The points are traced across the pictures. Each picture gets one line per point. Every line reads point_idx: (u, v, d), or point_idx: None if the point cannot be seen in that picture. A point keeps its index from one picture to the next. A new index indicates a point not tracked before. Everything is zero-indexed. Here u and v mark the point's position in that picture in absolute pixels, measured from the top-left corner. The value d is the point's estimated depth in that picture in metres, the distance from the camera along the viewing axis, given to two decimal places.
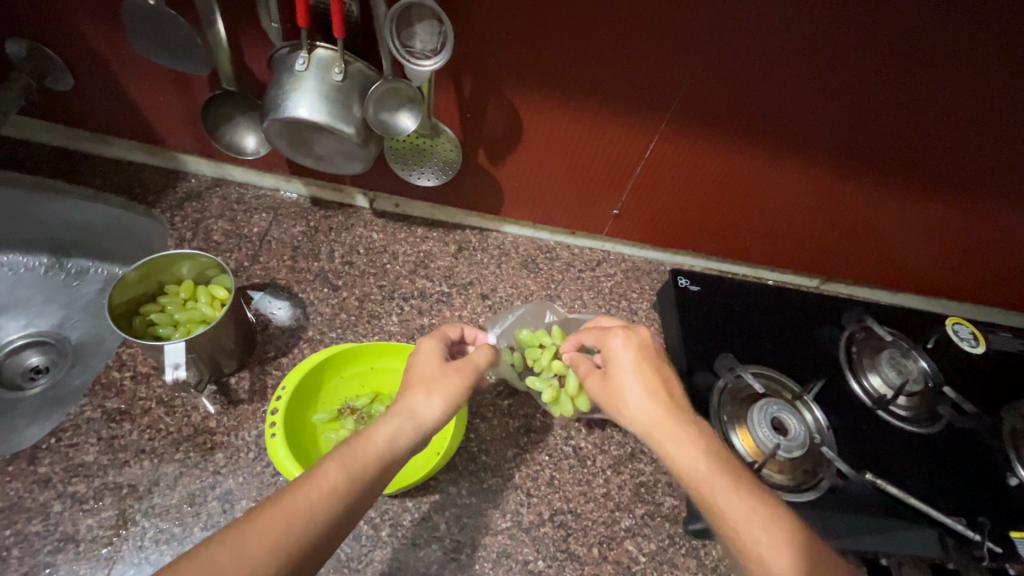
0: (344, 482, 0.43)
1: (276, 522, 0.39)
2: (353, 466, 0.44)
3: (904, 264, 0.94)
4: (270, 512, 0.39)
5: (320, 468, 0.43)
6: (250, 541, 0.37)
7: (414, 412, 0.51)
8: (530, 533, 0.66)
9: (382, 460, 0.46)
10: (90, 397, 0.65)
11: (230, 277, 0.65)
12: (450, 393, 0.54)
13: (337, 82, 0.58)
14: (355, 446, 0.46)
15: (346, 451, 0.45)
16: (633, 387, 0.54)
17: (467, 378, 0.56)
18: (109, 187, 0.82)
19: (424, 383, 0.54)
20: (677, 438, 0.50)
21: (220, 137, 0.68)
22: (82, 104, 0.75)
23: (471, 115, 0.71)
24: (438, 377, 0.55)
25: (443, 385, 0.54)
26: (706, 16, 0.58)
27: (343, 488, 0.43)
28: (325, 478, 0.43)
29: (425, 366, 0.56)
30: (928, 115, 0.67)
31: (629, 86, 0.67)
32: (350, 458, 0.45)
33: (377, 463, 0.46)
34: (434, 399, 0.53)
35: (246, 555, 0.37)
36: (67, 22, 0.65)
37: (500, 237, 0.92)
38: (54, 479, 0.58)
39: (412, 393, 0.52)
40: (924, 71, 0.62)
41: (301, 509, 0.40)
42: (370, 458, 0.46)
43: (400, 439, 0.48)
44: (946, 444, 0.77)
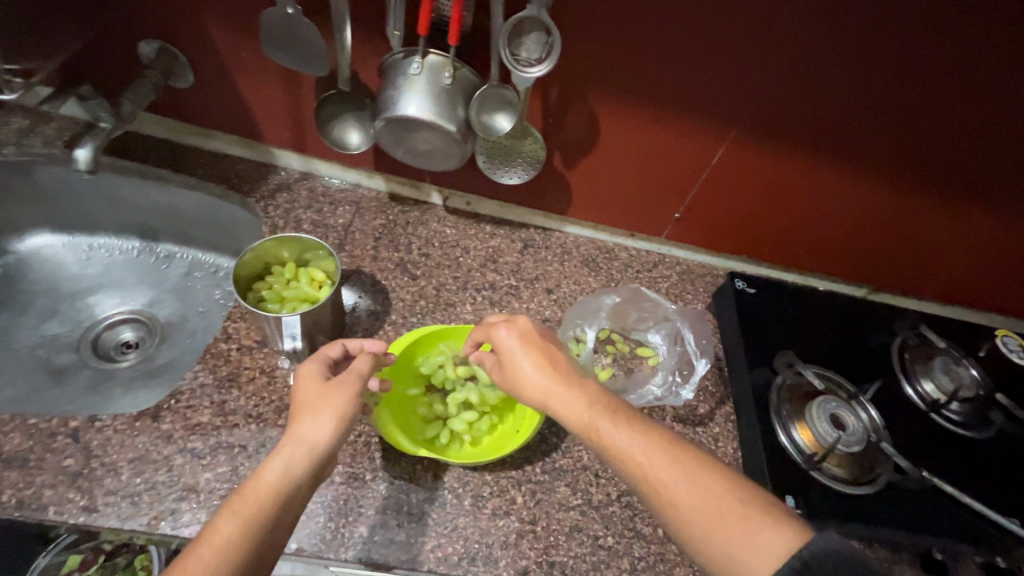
0: (238, 531, 0.45)
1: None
2: (246, 514, 0.46)
3: (953, 276, 0.97)
4: None
5: (213, 527, 0.44)
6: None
7: (305, 438, 0.53)
8: (599, 511, 0.70)
9: (276, 496, 0.48)
10: (201, 365, 0.71)
11: (336, 261, 0.71)
12: (338, 407, 0.55)
13: (446, 84, 0.64)
14: (242, 499, 0.47)
15: (237, 505, 0.46)
16: (545, 384, 0.58)
17: (349, 390, 0.57)
18: (208, 177, 0.89)
19: (304, 411, 0.55)
20: (606, 417, 0.54)
21: (329, 132, 0.74)
22: (195, 100, 0.83)
23: (554, 119, 0.77)
24: (318, 400, 0.56)
25: (329, 405, 0.55)
26: (781, 29, 0.63)
27: (238, 539, 0.44)
28: (218, 535, 0.44)
29: (308, 395, 0.57)
30: (988, 126, 0.70)
31: (702, 95, 0.71)
32: (238, 512, 0.46)
33: (269, 501, 0.48)
34: (321, 420, 0.54)
35: None
36: (198, 26, 0.73)
37: (563, 236, 0.97)
38: (175, 435, 0.64)
39: (298, 422, 0.54)
40: (986, 84, 0.65)
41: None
42: (262, 502, 0.47)
43: (292, 470, 0.50)
44: (998, 449, 0.80)
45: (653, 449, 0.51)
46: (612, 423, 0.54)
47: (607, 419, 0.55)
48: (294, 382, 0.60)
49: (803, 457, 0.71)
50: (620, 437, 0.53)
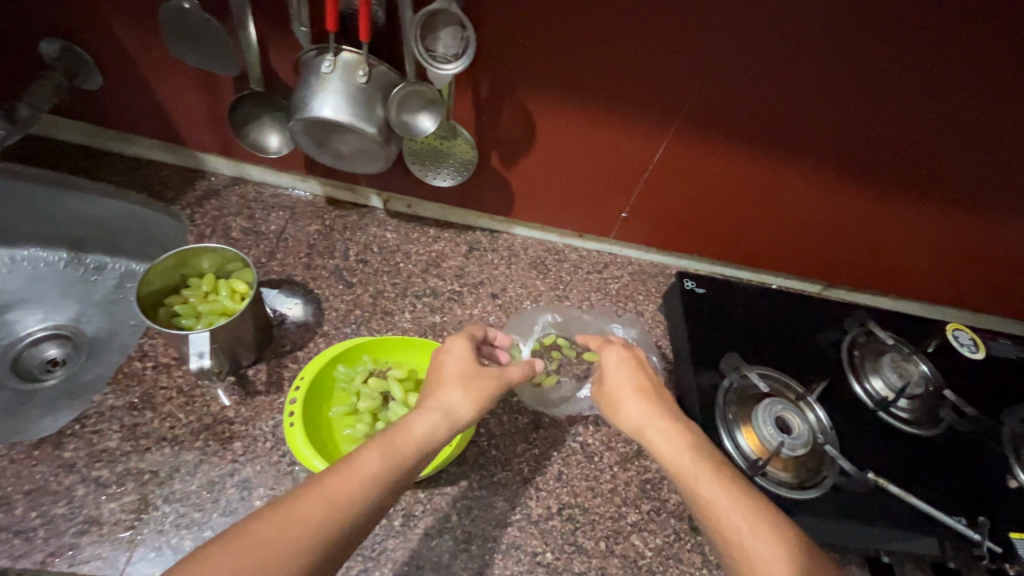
0: (384, 469, 0.47)
1: (318, 503, 0.42)
2: (393, 456, 0.48)
3: (904, 271, 0.96)
4: (318, 492, 0.43)
5: (361, 457, 0.47)
6: (295, 519, 0.41)
7: (449, 409, 0.56)
8: (539, 526, 0.67)
9: (417, 452, 0.51)
10: (112, 386, 0.67)
11: (253, 271, 0.67)
12: (479, 389, 0.58)
13: (362, 83, 0.60)
14: (392, 440, 0.50)
15: (386, 443, 0.49)
16: (634, 403, 0.62)
17: (499, 380, 0.61)
18: (131, 184, 0.85)
19: (455, 381, 0.59)
20: (663, 426, 0.59)
21: (245, 134, 0.71)
22: (109, 103, 0.78)
23: (486, 118, 0.74)
24: (469, 378, 0.59)
25: (472, 383, 0.59)
26: (726, 22, 0.61)
27: (382, 476, 0.47)
28: (365, 465, 0.47)
29: (455, 367, 0.61)
30: (935, 123, 0.69)
31: (641, 92, 0.69)
32: (388, 451, 0.48)
33: (413, 453, 0.50)
34: (466, 396, 0.57)
35: (295, 526, 0.41)
36: (102, 24, 0.68)
37: (510, 238, 0.95)
38: (78, 464, 0.60)
39: (446, 390, 0.57)
40: (932, 79, 0.64)
41: (343, 494, 0.44)
42: (407, 449, 0.50)
43: (435, 433, 0.53)
44: (947, 446, 0.79)
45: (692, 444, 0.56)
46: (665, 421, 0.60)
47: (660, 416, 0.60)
48: (443, 353, 0.64)
49: (747, 462, 0.69)
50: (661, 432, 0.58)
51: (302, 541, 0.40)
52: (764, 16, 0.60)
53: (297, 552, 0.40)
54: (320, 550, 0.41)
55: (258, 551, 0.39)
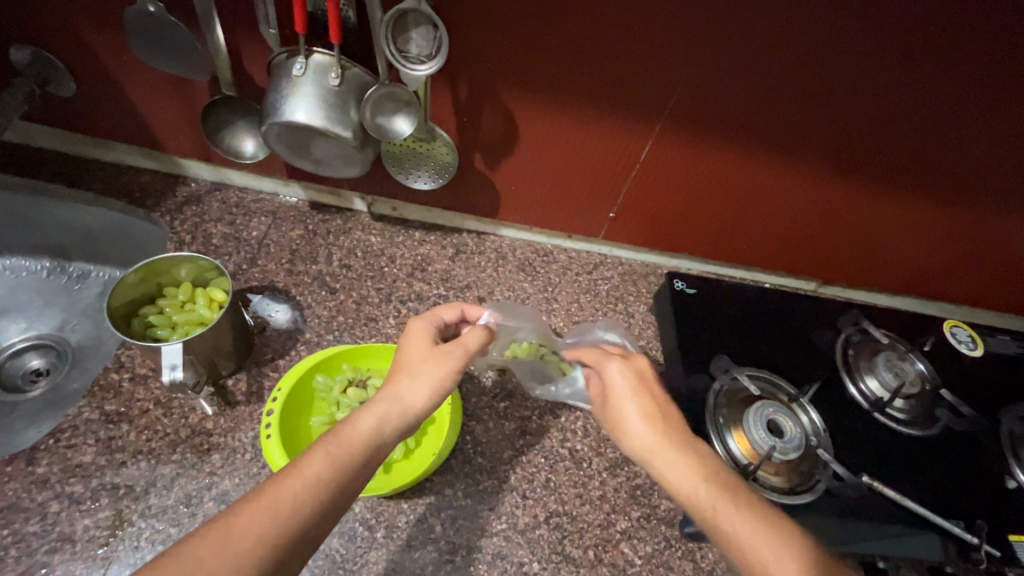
0: (330, 471, 0.44)
1: (260, 515, 0.39)
2: (339, 457, 0.45)
3: (901, 266, 0.94)
4: (255, 504, 0.40)
5: (305, 461, 0.44)
6: (234, 536, 0.38)
7: (400, 398, 0.51)
8: (525, 535, 0.65)
9: (368, 447, 0.47)
10: (88, 399, 0.66)
11: (228, 279, 0.66)
12: (436, 375, 0.54)
13: (334, 86, 0.59)
14: (340, 439, 0.46)
15: (330, 442, 0.46)
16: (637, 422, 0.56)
17: (459, 367, 0.56)
18: (110, 191, 0.83)
19: (406, 372, 0.54)
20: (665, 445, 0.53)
21: (220, 139, 0.71)
22: (84, 110, 0.77)
23: (467, 119, 0.72)
24: (427, 362, 0.55)
25: (428, 368, 0.54)
26: (708, 15, 0.58)
27: (329, 479, 0.43)
28: (310, 469, 0.43)
29: (415, 352, 0.57)
30: (927, 114, 0.67)
31: (623, 89, 0.67)
32: (337, 451, 0.45)
33: (361, 452, 0.46)
34: (419, 385, 0.53)
35: (229, 545, 0.37)
36: (71, 30, 0.67)
37: (498, 240, 0.93)
38: (52, 479, 0.59)
39: (398, 381, 0.53)
40: (924, 69, 0.61)
41: (284, 502, 0.41)
42: (354, 447, 0.46)
43: (385, 426, 0.49)
44: (943, 447, 0.77)
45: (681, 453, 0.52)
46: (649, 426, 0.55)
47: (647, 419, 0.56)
48: (404, 337, 0.60)
49: (737, 466, 0.68)
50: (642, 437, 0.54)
51: (248, 559, 0.37)
52: (747, 7, 0.57)
53: (241, 571, 0.37)
54: (269, 565, 0.38)
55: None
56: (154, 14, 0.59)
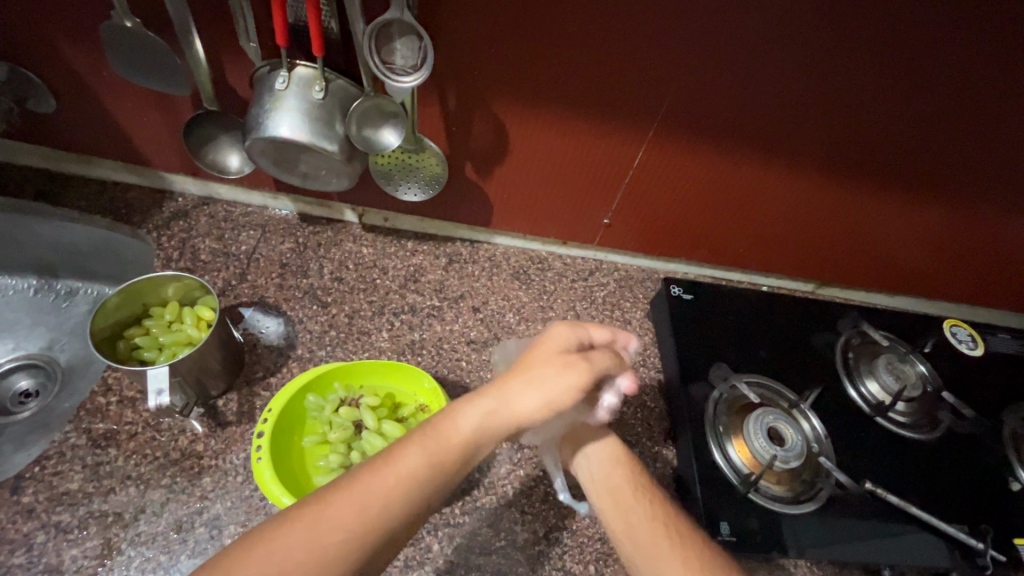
0: (424, 472, 0.42)
1: (347, 513, 0.38)
2: (437, 458, 0.43)
3: (900, 266, 0.93)
4: (344, 494, 0.39)
5: (402, 455, 0.42)
6: (323, 525, 0.37)
7: (510, 402, 0.48)
8: (526, 552, 0.64)
9: (464, 452, 0.44)
10: (75, 423, 0.64)
11: (215, 297, 0.65)
12: (557, 389, 0.49)
13: (318, 100, 0.58)
14: (438, 432, 0.44)
15: (429, 439, 0.44)
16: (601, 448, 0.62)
17: (582, 383, 0.51)
18: (95, 208, 0.81)
19: (527, 370, 0.51)
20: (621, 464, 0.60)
21: (203, 155, 0.70)
22: (66, 126, 0.75)
23: (456, 129, 0.71)
24: (553, 368, 0.51)
25: (549, 377, 0.50)
26: (702, 19, 0.57)
27: (422, 477, 0.41)
28: (406, 463, 0.42)
29: (541, 356, 0.53)
30: (928, 112, 0.65)
31: (617, 95, 0.66)
32: (432, 453, 0.43)
33: (460, 453, 0.44)
34: (534, 394, 0.49)
35: (318, 537, 0.37)
36: (48, 46, 0.65)
37: (491, 248, 0.92)
38: (37, 509, 0.58)
39: (518, 382, 0.49)
40: (926, 65, 0.60)
41: (375, 498, 0.39)
42: (453, 445, 0.44)
43: (486, 428, 0.46)
44: (946, 450, 0.76)
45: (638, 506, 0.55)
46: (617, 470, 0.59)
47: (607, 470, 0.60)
48: (539, 337, 0.57)
49: (738, 477, 0.67)
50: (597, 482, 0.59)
51: (333, 557, 0.36)
52: (742, 8, 0.56)
53: (326, 556, 0.36)
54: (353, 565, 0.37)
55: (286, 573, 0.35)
56: (131, 29, 0.57)
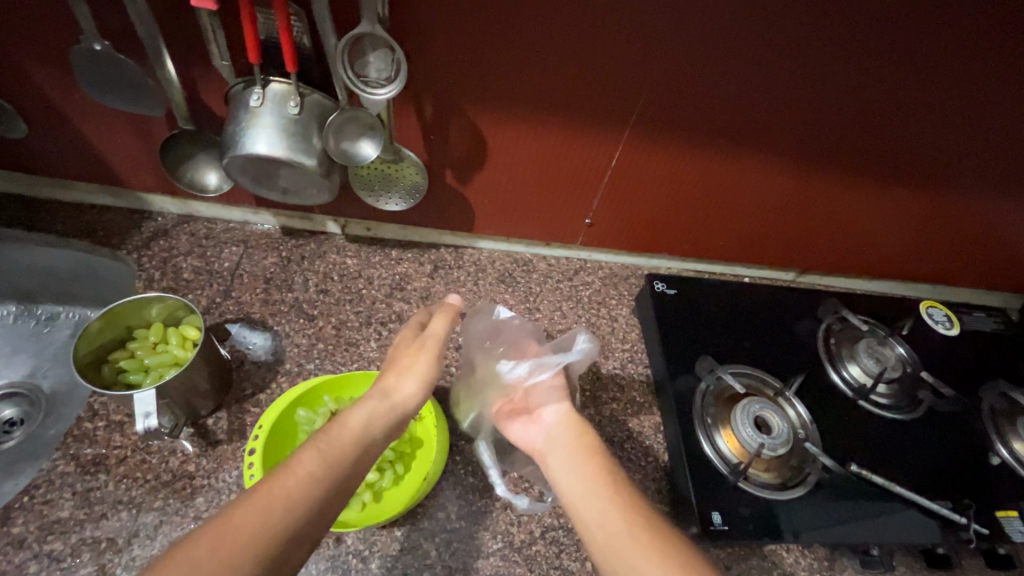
0: (322, 470, 0.45)
1: (256, 512, 0.40)
2: (329, 454, 0.47)
3: (873, 251, 0.95)
4: (250, 502, 0.41)
5: (296, 460, 0.45)
6: (232, 529, 0.38)
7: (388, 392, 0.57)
8: (522, 552, 0.65)
9: (357, 444, 0.50)
10: (62, 451, 0.63)
11: (199, 316, 0.64)
12: (421, 369, 0.60)
13: (294, 115, 0.58)
14: (328, 439, 0.49)
15: (322, 440, 0.48)
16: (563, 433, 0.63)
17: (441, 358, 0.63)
18: (72, 232, 0.80)
19: (395, 367, 0.60)
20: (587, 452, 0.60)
21: (181, 175, 0.70)
22: (39, 150, 0.74)
23: (435, 137, 0.71)
24: (404, 360, 0.61)
25: (408, 366, 0.60)
26: (665, 20, 0.58)
27: (318, 475, 0.45)
28: (302, 467, 0.45)
29: (396, 357, 0.62)
30: (891, 99, 0.67)
31: (587, 96, 0.67)
32: (327, 454, 0.47)
33: (350, 447, 0.49)
34: (408, 379, 0.59)
35: (226, 539, 0.38)
36: (16, 72, 0.64)
37: (476, 253, 0.92)
38: (29, 539, 0.57)
39: (388, 377, 0.59)
40: (883, 54, 0.61)
41: (281, 497, 0.42)
42: (342, 444, 0.49)
43: (371, 421, 0.52)
44: (927, 429, 0.78)
45: (603, 492, 0.55)
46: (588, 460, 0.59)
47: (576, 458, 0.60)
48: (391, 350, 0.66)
49: (727, 466, 0.68)
50: (571, 474, 0.58)
51: (242, 554, 0.37)
52: (706, 6, 0.57)
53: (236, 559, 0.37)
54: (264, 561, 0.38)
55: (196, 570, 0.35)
56: (102, 52, 0.57)
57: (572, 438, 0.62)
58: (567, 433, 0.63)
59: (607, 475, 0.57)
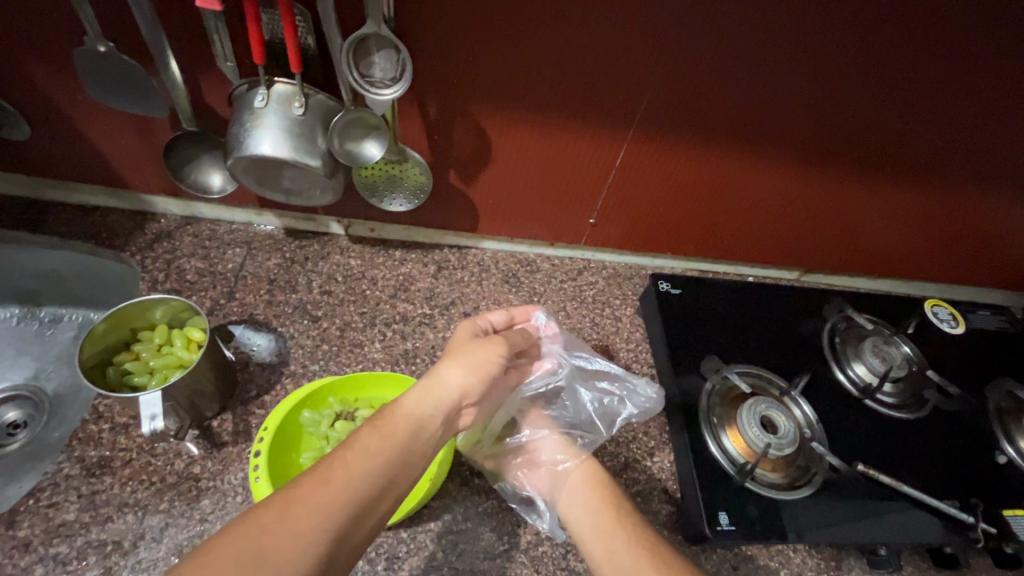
0: (379, 446, 0.46)
1: (318, 484, 0.41)
2: (385, 432, 0.47)
3: (879, 250, 0.95)
4: (312, 474, 0.41)
5: (355, 437, 0.46)
6: (296, 502, 0.39)
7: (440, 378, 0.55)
8: (529, 554, 0.65)
9: (411, 425, 0.49)
10: (67, 453, 0.63)
11: (204, 318, 0.64)
12: (476, 358, 0.59)
13: (298, 115, 0.58)
14: (387, 417, 0.49)
15: (379, 419, 0.49)
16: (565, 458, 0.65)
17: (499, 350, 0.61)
18: (76, 234, 0.80)
19: (451, 358, 0.58)
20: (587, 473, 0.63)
21: (185, 176, 0.69)
22: (43, 152, 0.74)
23: (439, 137, 0.71)
24: (468, 348, 0.60)
25: (470, 354, 0.59)
26: (673, 19, 0.58)
27: (376, 451, 0.45)
28: (360, 444, 0.45)
29: (459, 343, 0.62)
30: (904, 95, 0.66)
31: (594, 96, 0.66)
32: (383, 433, 0.47)
33: (405, 426, 0.49)
34: (462, 366, 0.57)
35: (291, 511, 0.38)
36: (19, 73, 0.64)
37: (479, 253, 0.92)
38: (34, 542, 0.57)
39: (442, 365, 0.57)
40: (893, 53, 0.61)
41: (341, 472, 0.42)
42: (398, 422, 0.49)
43: (425, 403, 0.52)
44: (934, 428, 0.78)
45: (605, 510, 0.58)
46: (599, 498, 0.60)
47: (590, 500, 0.60)
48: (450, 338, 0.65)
49: (734, 466, 0.68)
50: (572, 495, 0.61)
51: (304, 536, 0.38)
52: (718, 3, 0.56)
53: (303, 532, 0.38)
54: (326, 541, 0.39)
55: (261, 554, 0.36)
56: (106, 53, 0.57)
57: (588, 480, 0.62)
58: (579, 476, 0.62)
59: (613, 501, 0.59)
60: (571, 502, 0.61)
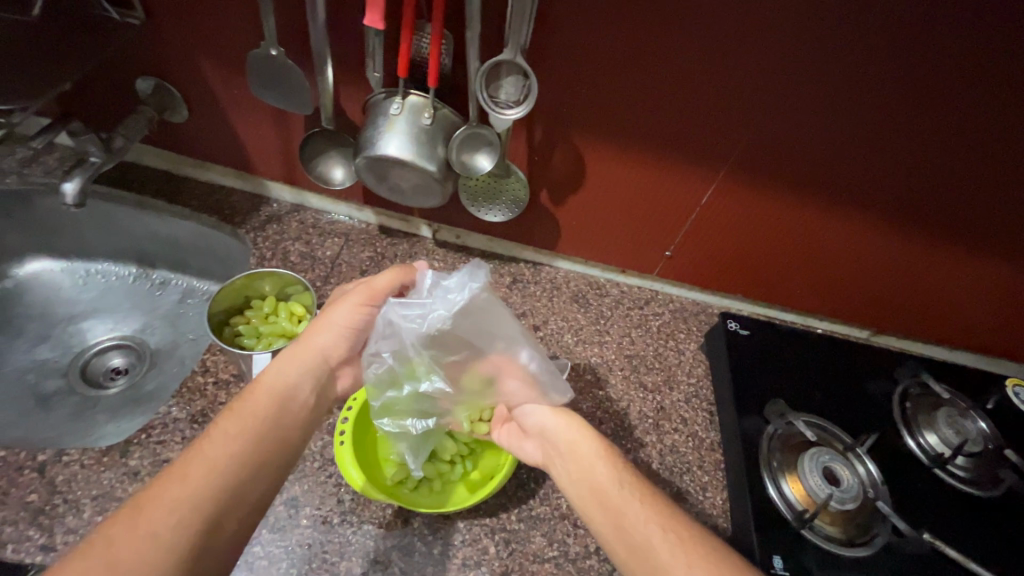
0: (239, 432, 0.49)
1: (173, 487, 0.43)
2: (247, 420, 0.50)
3: (958, 320, 0.92)
4: (168, 475, 0.44)
5: (211, 431, 0.49)
6: (148, 512, 0.42)
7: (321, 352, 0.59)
8: (576, 564, 0.66)
9: (276, 401, 0.53)
10: (176, 399, 0.71)
11: (312, 296, 0.72)
12: (344, 321, 0.60)
13: (425, 125, 0.65)
14: (247, 400, 0.52)
15: (239, 413, 0.50)
16: (552, 422, 0.62)
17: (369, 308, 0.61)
18: (204, 208, 0.90)
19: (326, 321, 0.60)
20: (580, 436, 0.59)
21: (313, 168, 0.78)
22: (191, 133, 0.85)
23: (540, 158, 0.77)
24: (326, 315, 0.60)
25: (333, 317, 0.60)
26: (777, 72, 0.62)
27: (239, 438, 0.49)
28: (218, 432, 0.48)
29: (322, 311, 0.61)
30: (1002, 167, 0.67)
31: (687, 136, 0.70)
32: (242, 416, 0.50)
33: (270, 401, 0.52)
34: (336, 334, 0.60)
35: (145, 517, 0.41)
36: (192, 66, 0.74)
37: (553, 271, 0.96)
38: (142, 472, 0.64)
39: (315, 332, 0.59)
40: (995, 125, 0.62)
41: (199, 473, 0.45)
42: (265, 400, 0.52)
43: (292, 373, 0.56)
44: (1007, 510, 0.75)
45: (597, 467, 0.56)
46: (601, 461, 0.56)
47: (598, 477, 0.55)
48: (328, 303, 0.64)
49: (792, 513, 0.68)
50: (574, 460, 0.58)
51: (161, 550, 0.40)
52: (820, 62, 0.60)
53: (170, 535, 0.41)
54: (195, 543, 0.42)
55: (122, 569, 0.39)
56: (274, 56, 0.66)
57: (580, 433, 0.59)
58: (568, 433, 0.60)
59: (620, 465, 0.56)
60: (573, 475, 0.57)
